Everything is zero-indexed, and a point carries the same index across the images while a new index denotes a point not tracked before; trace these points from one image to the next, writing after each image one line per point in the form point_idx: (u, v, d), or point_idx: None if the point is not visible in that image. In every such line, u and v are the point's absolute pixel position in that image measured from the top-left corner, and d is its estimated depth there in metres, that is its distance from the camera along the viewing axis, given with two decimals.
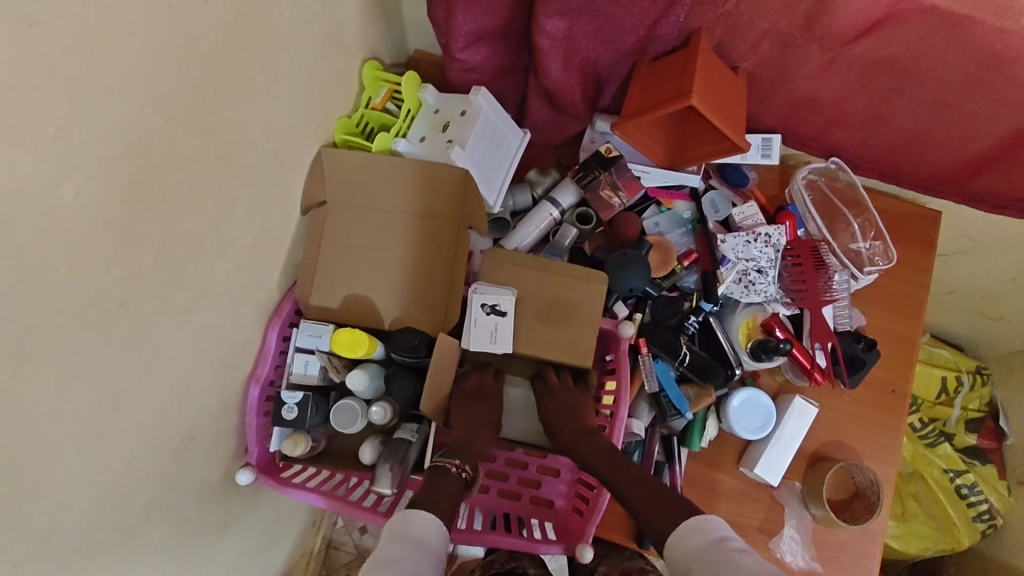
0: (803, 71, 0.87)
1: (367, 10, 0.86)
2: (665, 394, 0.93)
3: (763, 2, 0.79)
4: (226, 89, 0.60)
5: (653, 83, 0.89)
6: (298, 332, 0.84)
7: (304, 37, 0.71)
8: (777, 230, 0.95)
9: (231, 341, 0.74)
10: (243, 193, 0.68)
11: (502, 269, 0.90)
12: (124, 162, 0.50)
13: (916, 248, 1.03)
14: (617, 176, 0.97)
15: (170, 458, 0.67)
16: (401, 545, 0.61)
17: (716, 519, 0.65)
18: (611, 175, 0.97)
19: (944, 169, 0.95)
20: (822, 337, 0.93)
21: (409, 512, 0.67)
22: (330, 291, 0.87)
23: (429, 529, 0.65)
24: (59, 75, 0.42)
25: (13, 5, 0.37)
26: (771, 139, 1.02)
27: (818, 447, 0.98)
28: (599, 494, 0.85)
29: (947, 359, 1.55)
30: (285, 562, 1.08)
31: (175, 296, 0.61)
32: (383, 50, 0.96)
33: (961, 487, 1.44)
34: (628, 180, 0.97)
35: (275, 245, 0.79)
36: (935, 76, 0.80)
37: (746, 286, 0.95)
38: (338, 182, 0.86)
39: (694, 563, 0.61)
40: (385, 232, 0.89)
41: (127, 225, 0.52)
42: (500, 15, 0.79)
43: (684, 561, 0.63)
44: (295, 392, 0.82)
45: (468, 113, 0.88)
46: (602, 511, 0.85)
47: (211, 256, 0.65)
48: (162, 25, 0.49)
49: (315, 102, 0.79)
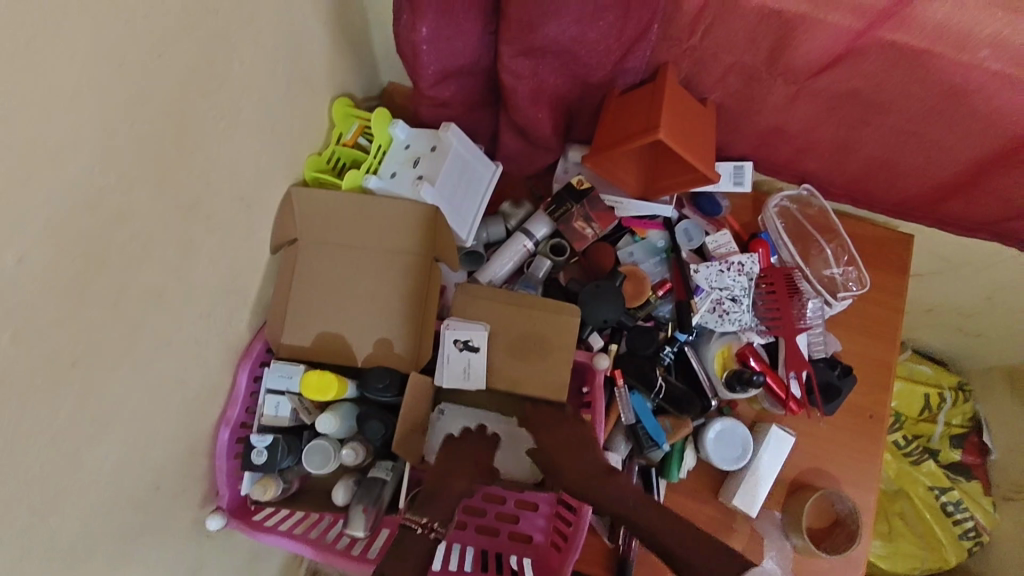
0: (769, 102, 0.88)
1: (334, 49, 0.86)
2: (642, 426, 0.92)
3: (727, 38, 0.79)
4: (185, 139, 0.60)
5: (624, 116, 0.89)
6: (268, 373, 0.83)
7: (266, 81, 0.71)
8: (750, 259, 0.96)
9: (197, 387, 0.73)
10: (207, 239, 0.68)
11: (472, 305, 0.90)
12: (70, 223, 0.49)
13: (889, 273, 1.03)
14: (590, 208, 0.98)
15: (133, 512, 0.65)
16: None
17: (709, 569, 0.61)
18: (585, 207, 0.97)
19: (914, 195, 0.96)
20: (797, 366, 0.93)
21: None
22: (301, 330, 0.87)
23: None
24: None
25: None
26: (743, 167, 1.02)
27: (798, 474, 0.97)
28: (580, 516, 0.85)
29: (929, 376, 1.55)
30: None
31: (133, 349, 0.60)
32: (353, 86, 0.96)
33: (947, 504, 1.45)
34: (600, 212, 0.98)
35: (242, 287, 0.79)
36: (898, 108, 0.81)
37: (721, 315, 0.95)
38: (310, 220, 0.86)
39: None
40: (359, 269, 0.90)
41: (77, 284, 0.51)
42: (465, 54, 0.80)
43: None
44: (264, 435, 0.81)
45: (438, 149, 0.88)
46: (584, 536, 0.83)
47: (173, 305, 0.65)
48: (110, 84, 0.49)
49: (281, 142, 0.79)
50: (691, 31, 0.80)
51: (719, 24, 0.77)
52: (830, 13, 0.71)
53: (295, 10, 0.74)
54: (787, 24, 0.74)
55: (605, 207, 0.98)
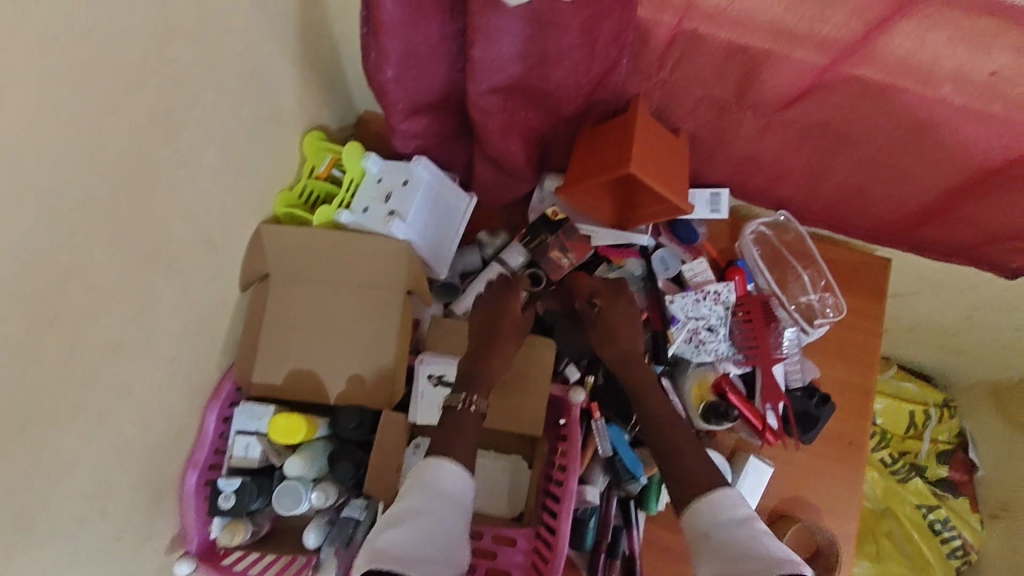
0: (741, 133, 0.88)
1: (304, 84, 0.86)
2: (619, 458, 0.91)
3: (696, 71, 0.79)
4: (141, 188, 0.59)
5: (596, 147, 0.88)
6: (238, 415, 0.82)
7: (230, 122, 0.71)
8: (726, 288, 0.95)
9: (162, 432, 0.72)
10: (169, 284, 0.67)
11: (447, 338, 0.91)
12: (22, 285, 0.48)
13: (866, 298, 1.03)
14: (565, 238, 0.97)
15: (93, 565, 0.64)
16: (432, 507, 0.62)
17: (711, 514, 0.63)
18: (562, 238, 0.97)
19: (888, 221, 0.96)
20: (773, 398, 0.92)
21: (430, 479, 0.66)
22: (273, 367, 0.86)
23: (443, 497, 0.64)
24: None
25: None
26: (719, 194, 1.00)
27: (777, 504, 0.97)
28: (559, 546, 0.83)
29: (914, 393, 1.55)
30: None
31: (89, 402, 0.59)
32: (326, 119, 0.96)
33: (934, 523, 1.45)
34: (577, 243, 0.98)
35: (210, 327, 0.78)
36: (868, 139, 0.81)
37: (697, 345, 0.94)
38: (280, 255, 0.85)
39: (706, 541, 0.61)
40: (331, 304, 0.88)
41: (26, 345, 0.50)
42: (434, 89, 0.79)
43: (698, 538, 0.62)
44: (232, 479, 0.79)
45: (410, 183, 0.88)
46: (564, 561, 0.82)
47: (133, 353, 0.64)
48: (57, 142, 0.48)
49: (248, 181, 0.78)
50: (660, 65, 0.80)
51: (687, 59, 0.77)
52: (796, 49, 0.71)
53: (260, 50, 0.73)
54: (754, 59, 0.74)
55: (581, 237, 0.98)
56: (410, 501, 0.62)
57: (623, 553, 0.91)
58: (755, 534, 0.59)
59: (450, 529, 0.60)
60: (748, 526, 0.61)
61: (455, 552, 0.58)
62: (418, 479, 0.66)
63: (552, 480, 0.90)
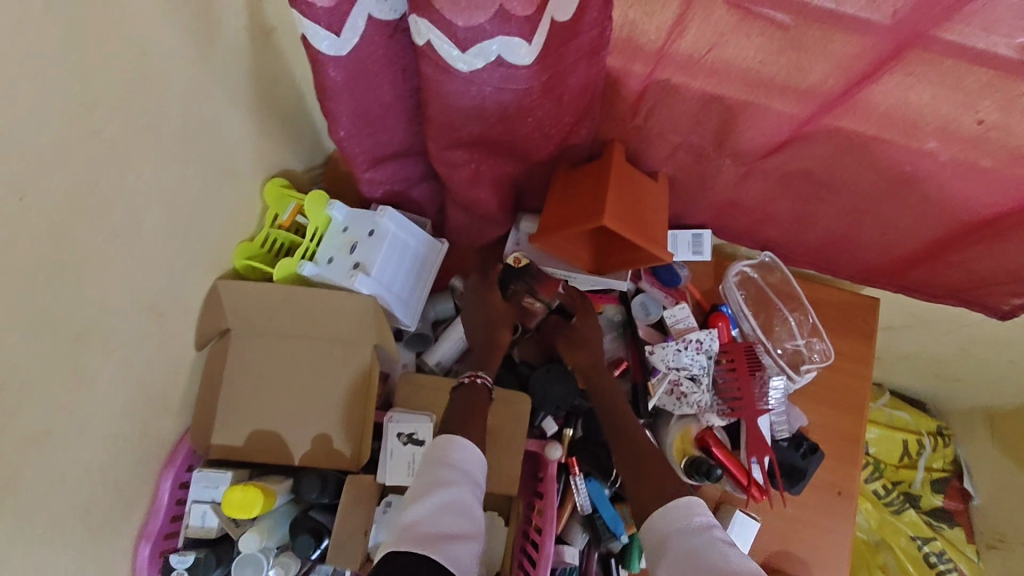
0: (721, 178, 0.84)
1: (264, 131, 0.82)
2: (599, 516, 0.88)
3: (671, 119, 0.76)
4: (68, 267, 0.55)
5: (571, 193, 0.84)
6: (194, 483, 0.77)
7: (175, 182, 0.67)
8: (708, 336, 0.91)
9: (110, 507, 0.68)
10: (111, 356, 0.63)
11: (417, 393, 0.87)
12: None
13: (855, 339, 1.00)
14: (534, 283, 0.92)
15: None
16: (455, 474, 0.67)
17: (684, 512, 0.66)
18: (530, 282, 0.92)
19: (878, 264, 0.94)
20: (758, 452, 0.87)
21: (452, 439, 0.71)
22: (234, 429, 0.82)
23: (469, 461, 0.69)
24: None
25: None
26: (701, 235, 0.96)
27: (765, 557, 0.93)
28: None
29: (908, 422, 1.51)
30: None
31: (22, 494, 0.55)
32: (290, 161, 0.92)
33: (929, 555, 1.41)
34: (545, 285, 0.92)
35: (164, 392, 0.74)
36: (853, 186, 0.79)
37: (678, 398, 0.90)
38: (240, 311, 0.81)
39: (670, 543, 0.63)
40: (295, 361, 0.84)
41: None
42: (398, 140, 0.76)
43: (663, 539, 0.64)
44: (186, 555, 0.75)
45: (376, 234, 0.84)
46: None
47: (71, 435, 0.60)
48: None
49: (202, 237, 0.75)
50: (635, 112, 0.76)
51: (660, 107, 0.74)
52: (773, 100, 0.68)
53: (209, 104, 0.69)
54: (731, 109, 0.71)
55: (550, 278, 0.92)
56: (428, 479, 0.66)
57: None
58: (710, 540, 0.61)
59: (469, 501, 0.64)
60: (704, 532, 0.62)
61: (467, 526, 0.62)
62: (437, 455, 0.69)
63: (529, 538, 0.87)
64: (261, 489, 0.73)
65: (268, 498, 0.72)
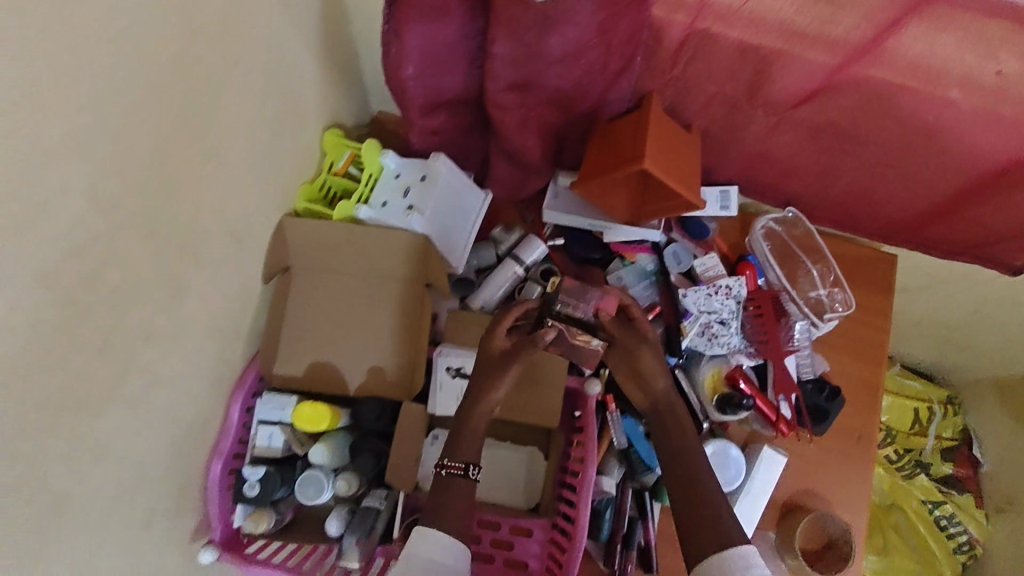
0: (751, 130, 0.89)
1: (325, 80, 0.88)
2: (635, 450, 0.93)
3: (709, 69, 0.81)
4: (168, 178, 0.61)
5: (610, 143, 0.90)
6: (261, 405, 0.84)
7: (256, 115, 0.73)
8: (737, 282, 0.97)
9: (191, 418, 0.74)
10: (197, 275, 0.69)
11: (465, 331, 0.92)
12: (60, 275, 0.50)
13: (874, 292, 1.05)
14: (583, 249, 1.02)
15: (128, 547, 0.66)
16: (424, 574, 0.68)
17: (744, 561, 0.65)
18: (580, 305, 0.85)
19: (897, 219, 0.98)
20: (785, 389, 0.94)
21: (426, 528, 0.72)
22: (294, 359, 0.87)
23: (445, 548, 0.70)
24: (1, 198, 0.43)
25: None
26: (728, 191, 1.03)
27: (791, 494, 0.98)
28: (573, 546, 0.85)
29: (918, 390, 1.56)
30: None
31: (129, 383, 0.61)
32: (345, 115, 0.98)
33: (940, 519, 1.46)
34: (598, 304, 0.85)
35: (237, 318, 0.80)
36: (876, 138, 0.83)
37: (710, 338, 0.96)
38: (300, 249, 0.87)
39: None
40: (350, 298, 0.90)
41: (66, 328, 0.52)
42: (455, 84, 0.82)
43: None
44: (257, 468, 0.81)
45: (428, 178, 0.89)
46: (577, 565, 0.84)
47: (166, 338, 0.66)
48: (98, 134, 0.51)
49: (273, 173, 0.80)
50: (673, 63, 0.81)
51: (699, 57, 0.79)
52: (804, 50, 0.73)
53: (284, 46, 0.75)
54: (764, 59, 0.76)
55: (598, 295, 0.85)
56: None
57: (640, 544, 0.92)
58: None
59: None
60: None
61: None
62: (411, 551, 0.70)
63: (568, 470, 0.93)
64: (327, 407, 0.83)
65: (333, 415, 0.83)
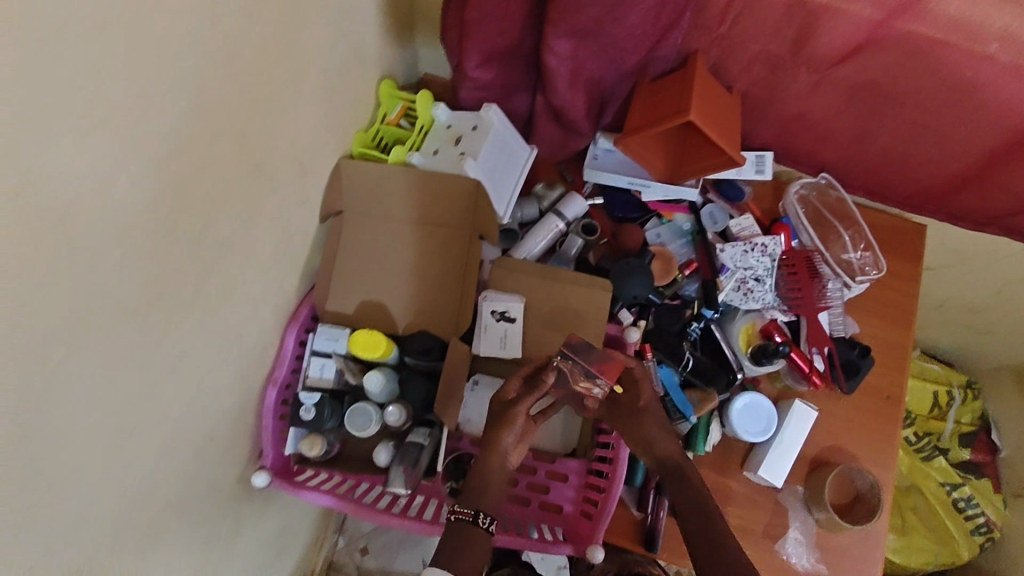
0: (793, 90, 0.89)
1: (383, 32, 0.92)
2: (670, 399, 0.95)
3: (754, 26, 0.82)
4: (258, 98, 0.64)
5: (654, 100, 0.92)
6: (315, 336, 0.88)
7: (327, 52, 0.77)
8: (773, 241, 1.01)
9: (251, 343, 0.77)
10: (268, 199, 0.72)
11: (510, 278, 0.93)
12: (170, 171, 0.53)
13: (903, 259, 1.07)
14: (620, 209, 1.07)
15: (192, 457, 0.68)
16: None
17: None
18: (583, 363, 0.72)
19: (929, 186, 0.97)
20: (819, 342, 0.98)
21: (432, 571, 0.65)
22: (345, 298, 0.91)
23: None
24: (138, 81, 0.47)
25: (104, 34, 0.43)
26: (764, 155, 1.04)
27: (818, 451, 0.99)
28: (609, 496, 0.88)
29: (938, 373, 1.50)
30: (296, 563, 1.16)
31: (209, 292, 0.64)
32: (397, 71, 1.02)
33: (958, 501, 1.38)
34: (604, 362, 0.72)
35: (294, 252, 0.83)
36: (913, 98, 0.82)
37: (745, 293, 1.00)
38: (354, 193, 0.91)
39: None
40: (398, 242, 0.94)
41: (169, 224, 0.55)
42: (510, 34, 0.84)
43: None
44: (312, 393, 0.86)
45: (479, 128, 0.93)
46: (612, 512, 0.87)
47: (241, 255, 0.69)
48: (210, 44, 0.54)
49: (335, 115, 0.84)
50: (720, 20, 0.83)
51: (747, 14, 0.80)
52: (850, 5, 0.73)
53: None
54: (811, 14, 0.76)
55: (607, 356, 0.75)
56: None
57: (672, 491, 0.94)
58: None
59: None
60: None
61: None
62: None
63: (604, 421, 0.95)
64: (382, 335, 0.87)
65: (388, 343, 0.87)
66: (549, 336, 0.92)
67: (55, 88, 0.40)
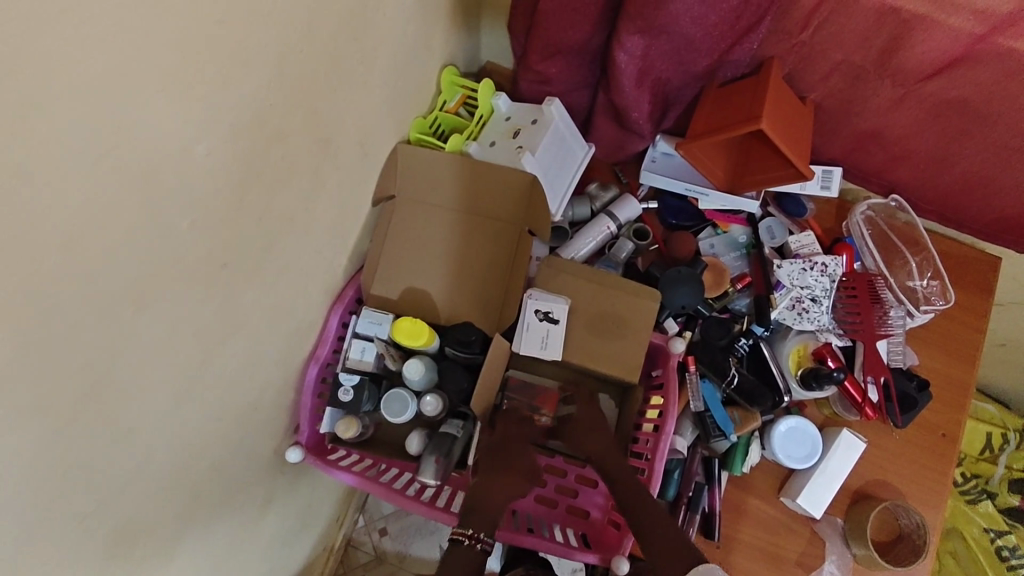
0: (872, 105, 0.85)
1: (452, 18, 0.91)
2: (710, 414, 0.93)
3: (841, 35, 0.77)
4: (328, 77, 0.64)
5: (722, 106, 0.89)
6: (359, 318, 0.88)
7: (398, 37, 0.76)
8: (833, 261, 0.97)
9: (299, 318, 0.78)
10: (328, 178, 0.72)
11: (557, 278, 0.91)
12: (241, 144, 0.53)
13: (972, 292, 1.01)
14: (674, 216, 1.04)
15: (235, 425, 0.69)
16: None
17: None
18: (527, 401, 0.91)
19: (1009, 216, 0.90)
20: (875, 371, 0.93)
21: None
22: (390, 282, 0.91)
23: None
24: (221, 52, 0.47)
25: (203, 7, 0.44)
26: (832, 171, 0.99)
27: (862, 484, 0.95)
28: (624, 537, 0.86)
29: (993, 415, 1.34)
30: (318, 535, 1.17)
31: (265, 267, 0.65)
32: (460, 59, 1.01)
33: (1002, 549, 1.22)
34: (543, 396, 0.91)
35: (346, 232, 0.84)
36: (1010, 121, 0.76)
37: (800, 313, 0.97)
38: (408, 178, 0.90)
39: None
40: (446, 231, 0.93)
41: (235, 196, 0.55)
42: (581, 28, 0.82)
43: None
44: (353, 375, 0.86)
45: (540, 122, 0.92)
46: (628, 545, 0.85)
47: (297, 232, 0.70)
48: (292, 20, 0.54)
49: (399, 98, 0.84)
50: (804, 25, 0.79)
51: (834, 20, 0.76)
52: (952, 16, 0.68)
53: None
54: (906, 24, 0.71)
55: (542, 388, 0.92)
56: None
57: (704, 509, 0.92)
58: None
59: None
60: None
61: None
62: None
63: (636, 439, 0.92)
64: (425, 324, 0.87)
65: (430, 332, 0.87)
66: (595, 343, 0.90)
67: (148, 53, 0.41)
